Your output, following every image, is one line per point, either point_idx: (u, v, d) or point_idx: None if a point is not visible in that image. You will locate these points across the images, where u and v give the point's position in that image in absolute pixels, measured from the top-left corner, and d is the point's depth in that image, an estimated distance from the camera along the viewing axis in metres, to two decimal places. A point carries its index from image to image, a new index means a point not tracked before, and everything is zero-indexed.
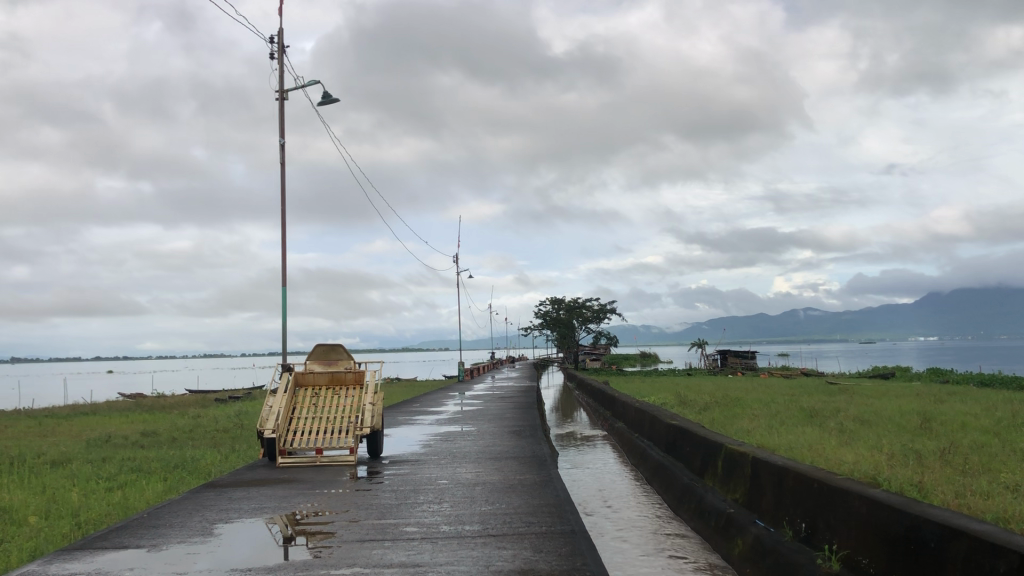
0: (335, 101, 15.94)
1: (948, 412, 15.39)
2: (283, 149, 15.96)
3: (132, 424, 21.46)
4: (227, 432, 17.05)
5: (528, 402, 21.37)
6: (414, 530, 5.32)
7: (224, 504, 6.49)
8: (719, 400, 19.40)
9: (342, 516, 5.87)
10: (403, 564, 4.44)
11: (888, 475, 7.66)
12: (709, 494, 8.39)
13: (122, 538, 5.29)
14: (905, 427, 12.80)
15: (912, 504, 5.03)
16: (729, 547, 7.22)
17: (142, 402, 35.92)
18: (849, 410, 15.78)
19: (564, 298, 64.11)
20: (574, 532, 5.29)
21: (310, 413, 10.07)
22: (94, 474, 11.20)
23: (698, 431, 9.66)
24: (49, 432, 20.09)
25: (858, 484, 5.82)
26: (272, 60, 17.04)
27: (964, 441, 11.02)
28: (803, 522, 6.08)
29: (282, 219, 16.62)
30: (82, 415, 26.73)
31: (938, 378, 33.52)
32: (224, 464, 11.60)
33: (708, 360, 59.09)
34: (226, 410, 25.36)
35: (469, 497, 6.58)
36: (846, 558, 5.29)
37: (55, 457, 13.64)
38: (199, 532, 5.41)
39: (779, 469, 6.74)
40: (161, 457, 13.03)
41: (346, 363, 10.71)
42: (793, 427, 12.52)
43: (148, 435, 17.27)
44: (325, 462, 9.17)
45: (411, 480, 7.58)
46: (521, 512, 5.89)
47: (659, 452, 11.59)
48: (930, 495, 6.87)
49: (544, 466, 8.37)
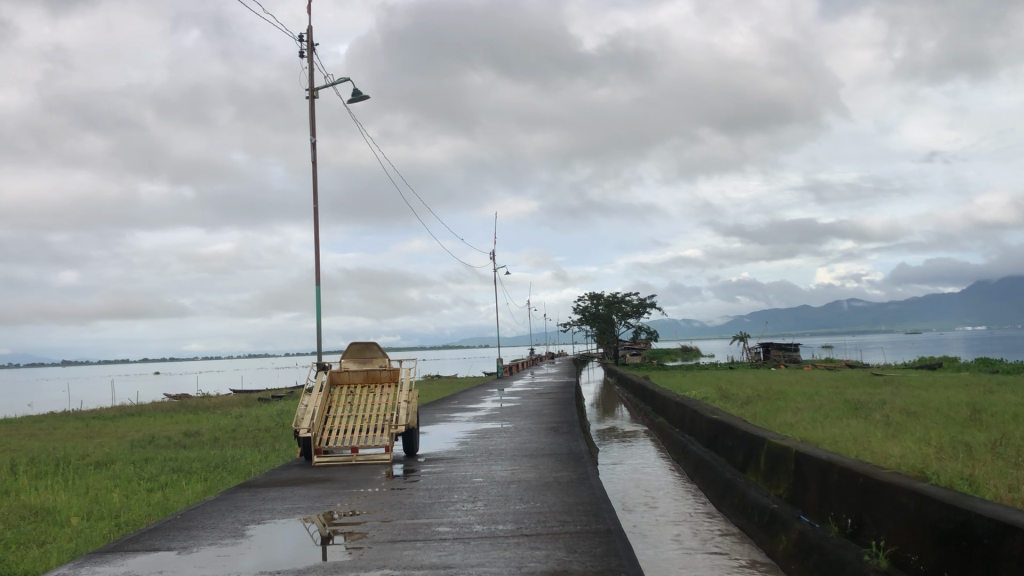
0: (364, 98, 15.93)
1: (1000, 403, 14.95)
2: (315, 148, 16.01)
3: (176, 425, 21.81)
4: (267, 432, 17.20)
5: (567, 397, 21.25)
6: (446, 530, 5.25)
7: (258, 505, 6.48)
8: (761, 393, 19.12)
9: (375, 516, 5.81)
10: (434, 565, 4.36)
11: (938, 469, 7.42)
12: (751, 489, 8.23)
13: (154, 540, 5.28)
14: (954, 419, 12.49)
15: (963, 498, 4.84)
16: (773, 543, 7.05)
17: (185, 403, 36.39)
18: (896, 402, 15.44)
19: (602, 293, 63.76)
20: (609, 531, 5.18)
21: (345, 411, 10.07)
22: (136, 475, 11.33)
23: (740, 426, 9.48)
24: (96, 433, 20.42)
25: (907, 478, 5.62)
26: (302, 58, 17.09)
27: (1015, 432, 10.71)
28: (849, 517, 5.90)
29: (316, 218, 16.69)
30: (127, 417, 27.11)
31: (989, 368, 32.73)
32: (264, 463, 11.67)
33: (751, 353, 58.41)
34: (268, 409, 25.62)
35: (503, 495, 6.50)
36: (894, 555, 5.12)
37: (99, 458, 13.82)
38: (231, 534, 5.38)
39: (823, 463, 6.56)
40: (202, 457, 13.15)
41: (381, 361, 10.76)
42: (838, 421, 12.26)
43: (191, 435, 17.48)
44: (361, 461, 9.15)
45: (446, 478, 7.51)
46: (556, 511, 5.79)
47: (701, 447, 11.42)
48: (982, 489, 6.63)
49: (582, 463, 8.27)
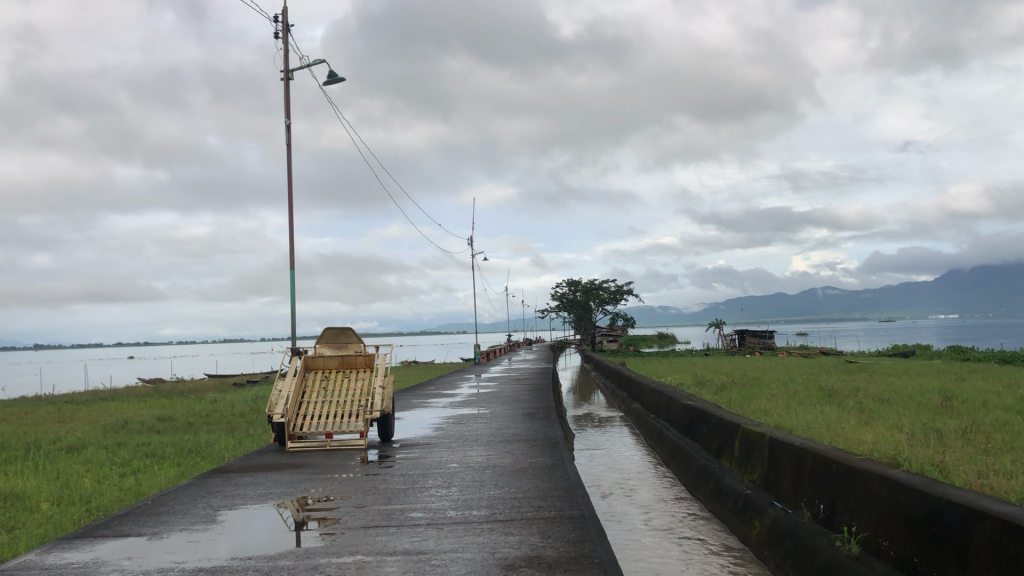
0: (340, 80, 15.77)
1: (970, 390, 15.14)
2: (290, 131, 15.85)
3: (150, 409, 21.61)
4: (242, 417, 17.10)
5: (544, 383, 21.27)
6: (420, 515, 5.22)
7: (230, 490, 6.42)
8: (736, 380, 19.23)
9: (349, 502, 5.78)
10: (407, 551, 4.34)
11: (910, 455, 7.50)
12: (726, 475, 8.27)
13: (123, 526, 5.21)
14: (927, 406, 12.61)
15: (934, 484, 4.89)
16: (746, 529, 7.10)
17: (160, 387, 36.14)
18: (869, 389, 15.59)
19: (580, 280, 63.82)
20: (584, 516, 5.18)
21: (320, 396, 10.00)
22: (109, 460, 11.20)
23: (715, 413, 9.53)
24: (69, 417, 20.22)
25: (879, 465, 5.67)
26: (278, 39, 16.90)
27: (986, 419, 10.84)
28: (822, 504, 5.94)
29: (290, 203, 16.55)
30: (100, 401, 26.87)
31: (962, 355, 33.12)
32: (238, 449, 11.59)
33: (727, 340, 58.75)
34: (243, 394, 25.45)
35: (478, 481, 6.48)
36: (866, 541, 5.16)
37: (71, 443, 13.69)
38: (202, 520, 5.33)
39: (798, 450, 6.59)
40: (175, 442, 13.04)
41: (356, 347, 10.71)
42: (812, 407, 12.36)
43: (165, 420, 17.35)
44: (336, 447, 9.10)
45: (422, 464, 7.49)
46: (530, 497, 5.78)
47: (676, 433, 11.47)
48: (952, 475, 6.70)
49: (558, 449, 8.27)
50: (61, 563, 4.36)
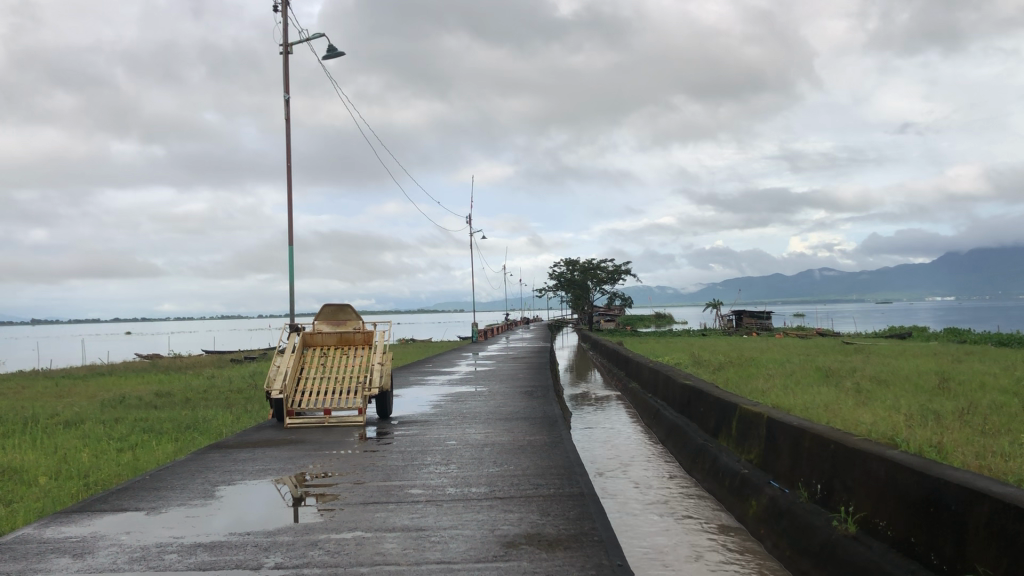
0: (339, 55, 15.64)
1: (966, 371, 15.18)
2: (289, 105, 15.74)
3: (147, 385, 21.58)
4: (240, 393, 17.13)
5: (542, 362, 21.28)
6: (419, 492, 5.22)
7: (229, 466, 6.42)
8: (734, 360, 19.25)
9: (348, 478, 5.78)
10: (406, 528, 4.33)
11: (907, 436, 7.51)
12: (722, 454, 8.28)
13: (122, 500, 5.20)
14: (924, 387, 12.63)
15: (932, 465, 4.88)
16: (743, 507, 7.11)
17: (157, 362, 36.17)
18: (866, 370, 15.61)
19: (578, 259, 63.75)
20: (583, 494, 5.18)
21: (319, 373, 9.99)
22: (106, 435, 11.20)
23: (713, 392, 9.53)
24: (65, 392, 20.22)
25: (877, 445, 5.67)
26: (277, 11, 16.77)
27: (983, 401, 10.86)
28: (820, 483, 5.94)
29: (289, 179, 16.47)
30: (98, 376, 26.88)
31: (958, 338, 33.16)
32: (236, 425, 11.60)
33: (724, 320, 58.77)
34: (240, 370, 25.47)
35: (477, 458, 6.48)
36: (863, 521, 5.16)
37: (69, 418, 13.69)
38: (200, 495, 5.32)
39: (795, 429, 6.59)
40: (173, 417, 13.06)
41: (355, 324, 10.69)
42: (809, 388, 12.38)
43: (163, 396, 17.36)
44: (334, 423, 9.09)
45: (420, 441, 7.48)
46: (529, 474, 5.78)
47: (673, 412, 11.49)
48: (950, 456, 6.70)
49: (557, 427, 8.27)
50: (59, 536, 4.35)
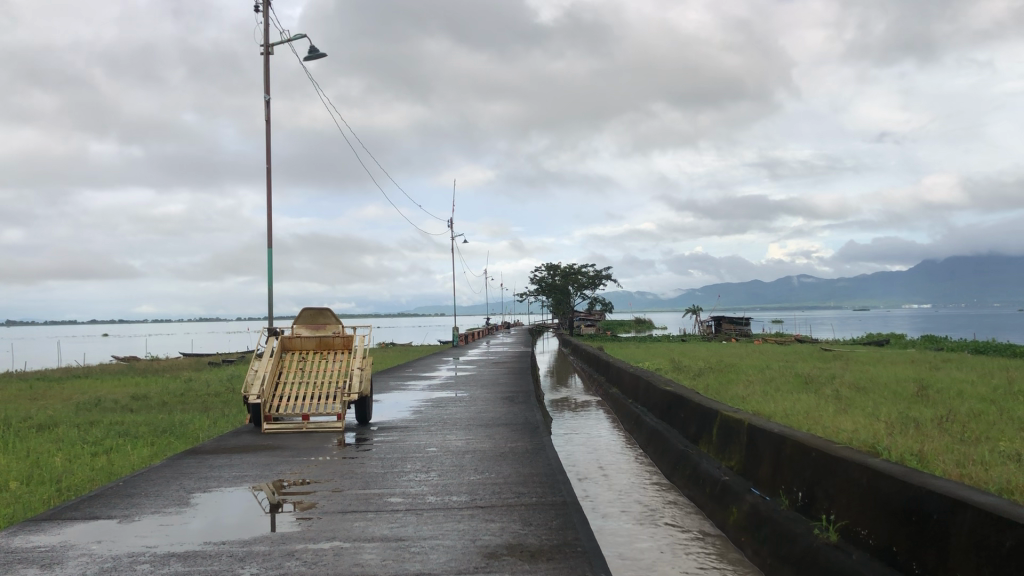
0: (321, 56, 15.54)
1: (944, 379, 15.25)
2: (269, 106, 15.60)
3: (122, 388, 21.31)
4: (217, 396, 16.95)
5: (522, 367, 21.21)
6: (399, 500, 5.13)
7: (204, 472, 6.30)
8: (714, 366, 19.25)
9: (326, 485, 5.68)
10: (386, 537, 4.26)
11: (889, 444, 7.51)
12: (703, 461, 8.24)
13: (94, 508, 5.09)
14: (903, 395, 12.67)
15: (915, 474, 4.86)
16: (724, 515, 7.07)
17: (133, 364, 35.77)
18: (846, 377, 15.65)
19: (558, 263, 63.78)
20: (566, 503, 5.12)
21: (297, 377, 9.88)
22: (80, 438, 11.03)
23: (694, 399, 9.50)
24: (39, 394, 19.93)
25: (858, 453, 5.64)
26: (258, 11, 16.64)
27: (961, 409, 10.90)
28: (801, 491, 5.91)
29: (268, 181, 16.33)
30: (73, 378, 26.52)
31: (935, 344, 33.37)
32: (213, 428, 11.46)
33: (703, 325, 58.87)
34: (218, 373, 25.22)
35: (458, 465, 6.41)
36: (845, 529, 5.13)
37: (43, 421, 13.47)
38: (175, 502, 5.22)
39: (776, 436, 6.57)
40: (149, 421, 12.88)
41: (335, 328, 10.58)
42: (789, 394, 12.40)
43: (138, 399, 17.14)
44: (312, 429, 8.98)
45: (400, 447, 7.39)
46: (510, 482, 5.72)
47: (653, 418, 11.45)
48: (931, 465, 6.69)
49: (538, 433, 8.21)
50: (27, 546, 4.24)
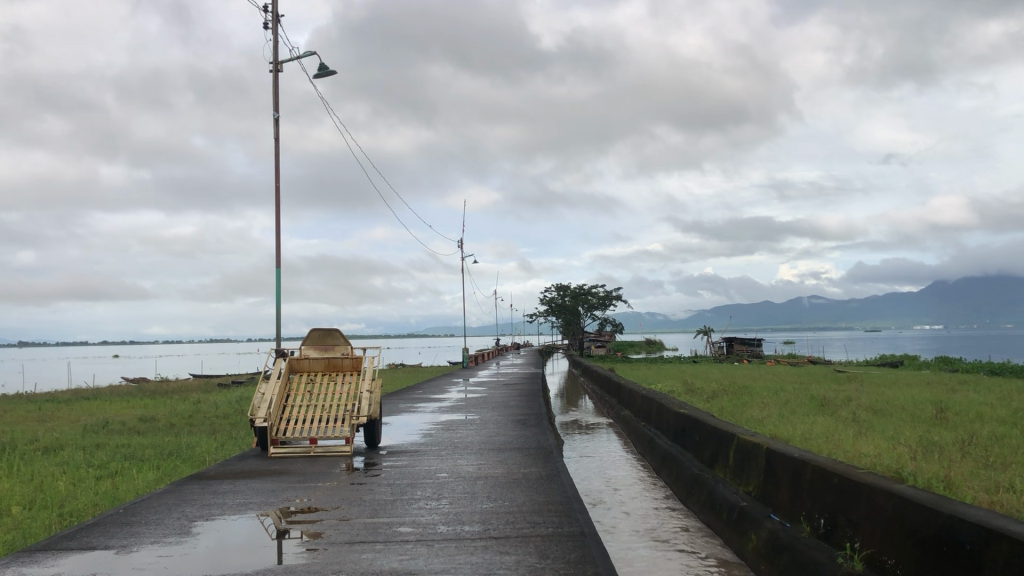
0: (330, 73, 15.44)
1: (962, 401, 14.96)
2: (277, 125, 15.51)
3: (130, 410, 21.16)
4: (226, 418, 16.82)
5: (533, 389, 21.00)
6: (409, 530, 4.94)
7: (208, 499, 6.12)
8: (727, 387, 19.01)
9: (334, 513, 5.48)
10: (394, 571, 4.07)
11: (914, 469, 7.28)
12: (719, 485, 8.02)
13: (92, 537, 4.91)
14: (921, 417, 12.42)
15: (943, 500, 4.64)
16: (742, 542, 6.84)
17: (143, 386, 35.55)
18: (862, 399, 15.40)
19: (569, 284, 63.46)
20: (584, 534, 4.92)
21: (304, 400, 9.70)
22: (86, 462, 10.87)
23: (709, 421, 9.26)
24: (48, 417, 19.78)
25: (883, 479, 5.42)
26: (268, 28, 16.55)
27: (983, 432, 10.61)
28: (822, 517, 5.69)
29: (277, 200, 16.20)
30: (81, 400, 26.38)
31: (948, 366, 33.09)
32: (220, 452, 11.27)
33: (715, 347, 58.43)
34: (226, 395, 25.03)
35: (470, 493, 6.21)
36: (870, 558, 4.90)
37: (48, 443, 13.33)
38: (175, 532, 5.03)
39: (796, 461, 6.34)
40: (156, 444, 12.71)
41: (343, 349, 10.43)
42: (805, 417, 12.15)
43: (146, 421, 17.02)
44: (319, 453, 8.80)
45: (409, 473, 7.19)
46: (525, 511, 5.51)
47: (668, 441, 11.20)
48: (959, 491, 6.46)
49: (551, 459, 8.00)
50: None
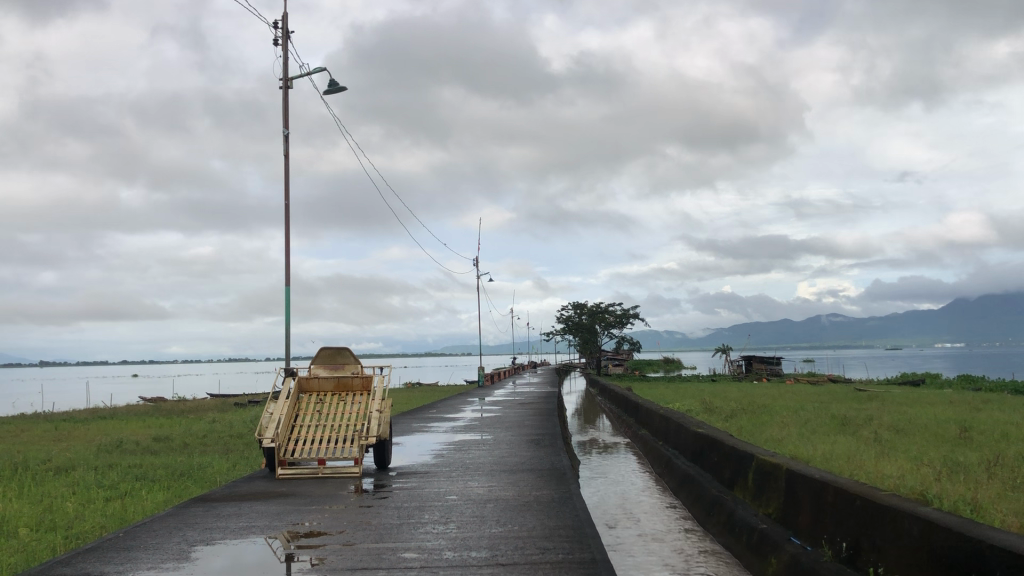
0: (341, 88, 15.43)
1: (988, 421, 14.62)
2: (287, 141, 15.48)
3: (145, 429, 21.04)
4: (239, 438, 16.69)
5: (549, 409, 20.69)
6: (414, 556, 4.79)
7: (211, 522, 5.99)
8: (746, 407, 18.73)
9: (340, 538, 5.35)
10: None
11: (940, 492, 7.03)
12: (739, 507, 7.81)
13: (88, 564, 4.78)
14: (945, 437, 12.13)
15: (971, 524, 4.42)
16: (762, 565, 6.62)
17: (158, 406, 35.42)
18: (884, 418, 15.06)
19: (586, 302, 63.20)
20: (595, 561, 4.75)
21: (314, 420, 9.58)
22: (96, 482, 10.76)
23: (727, 441, 9.07)
24: (63, 436, 19.69)
25: (908, 501, 5.21)
26: (279, 46, 16.55)
27: (1009, 453, 10.33)
28: (845, 541, 5.46)
29: (288, 215, 16.09)
30: (98, 419, 26.29)
31: (972, 384, 32.49)
32: (231, 472, 11.16)
33: (733, 366, 57.92)
34: (242, 414, 24.85)
35: (479, 516, 6.05)
36: None
37: (61, 463, 13.25)
38: (174, 557, 4.89)
39: (817, 483, 6.15)
40: (167, 464, 12.59)
41: (353, 368, 10.31)
42: (825, 437, 11.89)
43: (159, 440, 16.96)
44: (328, 474, 8.67)
45: (418, 495, 7.03)
46: (534, 536, 5.36)
47: (686, 461, 11.01)
48: (988, 515, 6.21)
49: (565, 481, 7.81)
50: None
